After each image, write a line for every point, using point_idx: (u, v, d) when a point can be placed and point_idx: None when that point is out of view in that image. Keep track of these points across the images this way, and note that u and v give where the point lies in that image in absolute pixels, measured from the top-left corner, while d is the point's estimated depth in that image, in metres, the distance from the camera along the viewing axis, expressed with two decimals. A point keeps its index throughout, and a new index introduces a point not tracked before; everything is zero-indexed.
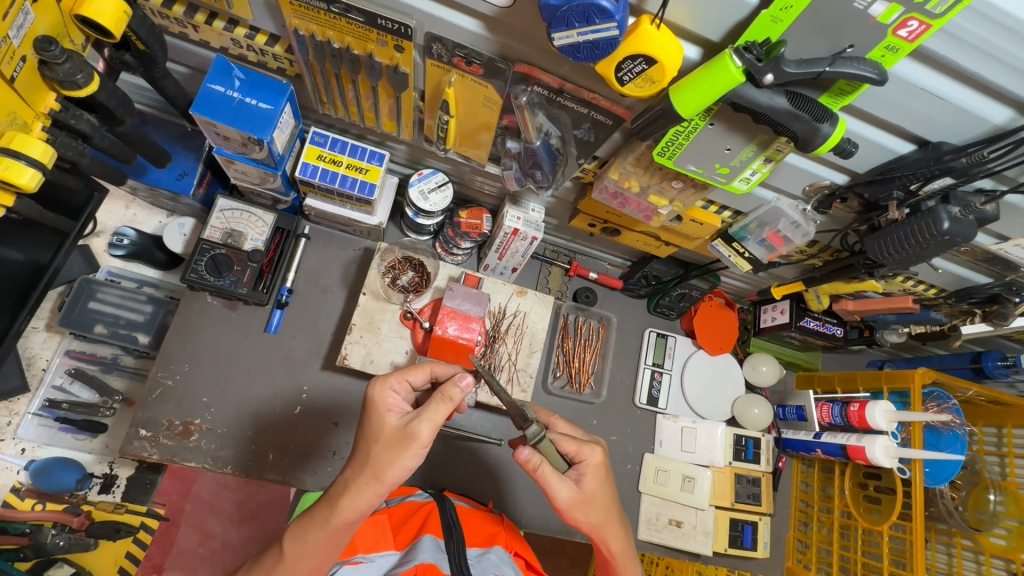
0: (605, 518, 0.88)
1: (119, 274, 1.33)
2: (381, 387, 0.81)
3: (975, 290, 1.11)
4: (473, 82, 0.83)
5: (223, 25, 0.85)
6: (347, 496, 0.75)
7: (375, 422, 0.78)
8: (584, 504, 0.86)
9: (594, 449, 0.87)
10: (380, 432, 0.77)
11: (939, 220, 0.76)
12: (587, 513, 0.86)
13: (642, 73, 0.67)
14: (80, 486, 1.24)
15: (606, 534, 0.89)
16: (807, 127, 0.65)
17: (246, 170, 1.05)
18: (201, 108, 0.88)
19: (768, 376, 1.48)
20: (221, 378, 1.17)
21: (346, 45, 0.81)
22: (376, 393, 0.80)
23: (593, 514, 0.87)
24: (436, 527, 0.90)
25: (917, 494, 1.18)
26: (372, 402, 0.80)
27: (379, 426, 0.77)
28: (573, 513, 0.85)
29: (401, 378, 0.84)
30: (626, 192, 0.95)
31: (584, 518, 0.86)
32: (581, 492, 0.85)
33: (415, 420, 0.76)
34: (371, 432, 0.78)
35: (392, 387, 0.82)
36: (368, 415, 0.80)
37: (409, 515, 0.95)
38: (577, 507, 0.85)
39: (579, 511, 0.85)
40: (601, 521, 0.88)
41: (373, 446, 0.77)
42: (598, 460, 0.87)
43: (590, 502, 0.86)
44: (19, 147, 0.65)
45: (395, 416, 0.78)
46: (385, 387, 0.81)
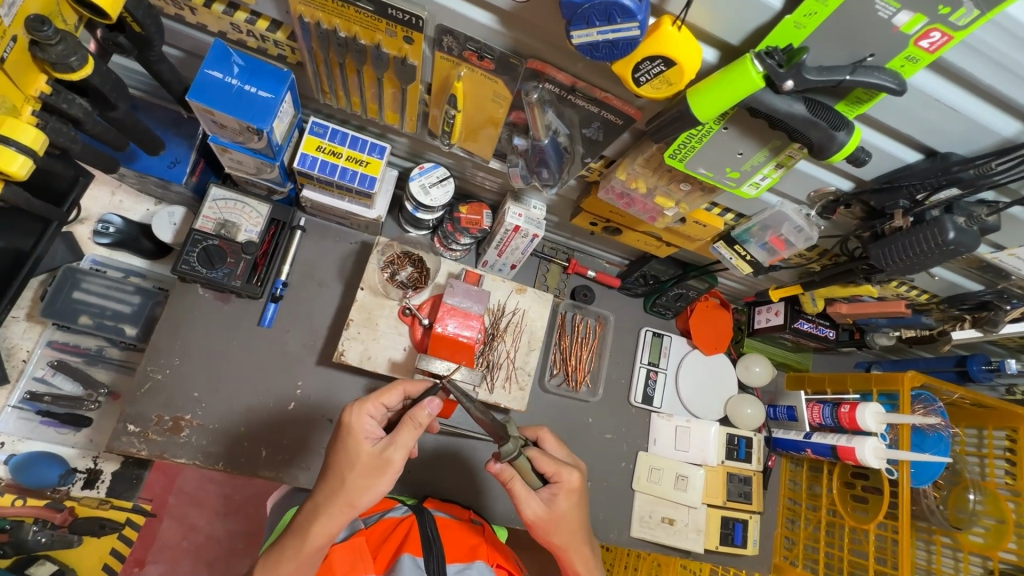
0: (569, 539, 0.88)
1: (105, 263, 1.28)
2: (358, 413, 0.83)
3: (967, 297, 1.13)
4: (484, 77, 0.81)
5: (223, 9, 0.82)
6: (319, 523, 0.78)
7: (351, 447, 0.81)
8: (560, 521, 0.87)
9: (572, 473, 0.87)
10: (354, 458, 0.80)
11: (944, 229, 0.77)
12: (553, 532, 0.86)
13: (660, 74, 0.66)
14: (63, 482, 1.20)
15: (574, 554, 0.88)
16: (823, 135, 0.64)
17: (241, 159, 1.02)
18: (198, 96, 0.85)
19: (761, 376, 1.49)
20: (213, 372, 1.14)
21: (352, 34, 0.79)
22: (352, 418, 0.83)
23: (562, 535, 0.87)
24: (416, 544, 0.90)
25: (905, 495, 1.20)
26: (348, 427, 0.82)
27: (354, 451, 0.80)
28: (540, 530, 0.86)
29: (375, 403, 0.86)
30: (632, 192, 0.94)
31: (550, 536, 0.87)
32: (551, 511, 0.86)
33: (389, 449, 0.80)
34: (346, 458, 0.80)
35: (368, 412, 0.84)
36: (343, 441, 0.82)
37: (388, 531, 0.94)
38: (546, 523, 0.86)
39: (550, 528, 0.86)
40: (568, 544, 0.88)
41: (347, 471, 0.80)
42: (571, 481, 0.88)
43: (566, 520, 0.87)
44: (11, 132, 0.61)
45: (370, 442, 0.81)
46: (362, 412, 0.84)
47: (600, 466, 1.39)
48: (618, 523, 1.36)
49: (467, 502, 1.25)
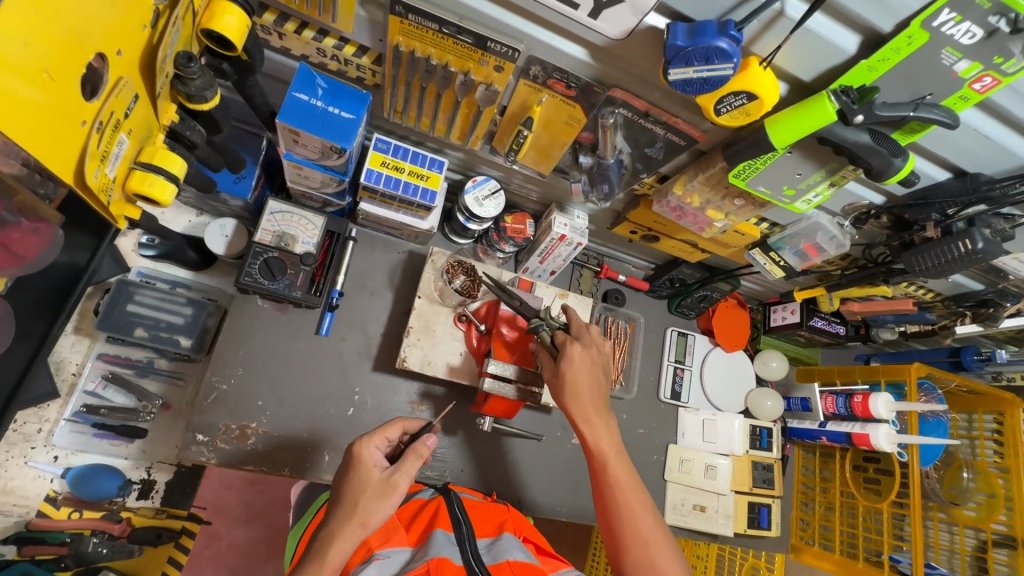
0: (586, 406, 0.96)
1: (151, 274, 1.30)
2: (366, 443, 0.88)
3: (969, 296, 1.26)
4: (564, 102, 0.87)
5: (313, 35, 0.85)
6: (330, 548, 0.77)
7: (359, 474, 0.84)
8: (566, 381, 0.96)
9: (575, 340, 0.97)
10: (367, 482, 0.83)
11: (972, 240, 0.86)
12: (571, 386, 0.96)
13: (741, 106, 0.74)
14: (121, 493, 1.22)
15: (590, 423, 0.96)
16: (883, 161, 0.74)
17: (310, 175, 1.06)
18: (287, 117, 0.89)
19: (778, 371, 1.61)
20: (275, 381, 1.17)
21: (443, 62, 0.84)
22: (361, 449, 0.87)
23: (571, 399, 0.96)
24: (447, 522, 0.93)
25: (916, 476, 1.32)
26: (357, 456, 0.86)
27: (363, 478, 0.84)
28: (557, 394, 0.97)
29: (379, 438, 0.91)
30: (687, 206, 1.02)
31: (569, 401, 0.96)
32: (572, 373, 0.96)
33: (399, 474, 0.85)
34: (358, 485, 0.83)
35: (375, 443, 0.89)
36: (353, 470, 0.85)
37: (413, 512, 0.97)
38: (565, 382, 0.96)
39: (566, 381, 0.96)
40: (578, 407, 0.96)
41: (359, 497, 0.82)
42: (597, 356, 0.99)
43: (573, 380, 0.95)
44: (160, 161, 0.66)
45: (378, 469, 0.86)
46: (370, 443, 0.89)
47: (635, 458, 1.47)
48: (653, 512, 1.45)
49: (517, 498, 1.32)
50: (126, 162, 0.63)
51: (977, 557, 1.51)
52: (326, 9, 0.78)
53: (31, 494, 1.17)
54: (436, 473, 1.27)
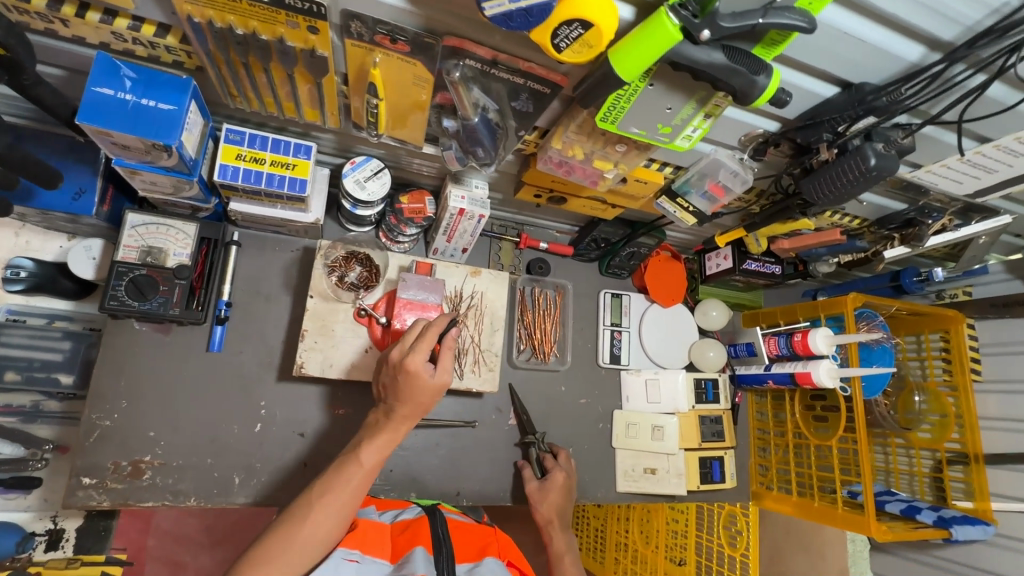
0: (549, 518, 1.20)
1: (22, 311, 1.17)
2: (418, 353, 0.93)
3: (892, 218, 1.21)
4: (401, 60, 0.77)
5: (99, 17, 0.73)
6: (378, 437, 0.93)
7: (413, 382, 0.92)
8: (548, 503, 1.21)
9: (560, 474, 1.23)
10: (421, 391, 0.92)
11: (866, 157, 0.79)
12: (543, 505, 1.20)
13: (580, 37, 0.64)
14: (22, 548, 1.12)
15: (554, 531, 1.18)
16: (745, 81, 0.65)
17: (155, 180, 0.94)
18: (90, 117, 0.77)
19: (718, 320, 1.56)
20: (165, 409, 1.08)
21: (250, 30, 0.73)
22: (412, 362, 0.92)
23: (547, 505, 1.20)
24: (428, 540, 0.91)
25: (859, 408, 1.29)
26: (409, 370, 0.92)
27: (420, 386, 0.92)
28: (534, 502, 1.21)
29: (431, 343, 0.95)
30: (571, 160, 0.93)
31: (546, 507, 1.20)
32: (551, 483, 1.22)
33: (443, 377, 0.94)
34: (410, 390, 0.92)
35: (417, 353, 0.93)
36: (404, 379, 0.92)
37: (397, 529, 0.97)
38: (548, 492, 1.21)
39: (547, 496, 1.21)
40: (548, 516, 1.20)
41: (410, 400, 0.93)
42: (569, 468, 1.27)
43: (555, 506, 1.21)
44: None
45: (429, 375, 0.93)
46: (421, 354, 0.93)
47: (580, 430, 1.43)
48: (605, 481, 1.41)
49: (455, 489, 1.27)
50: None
51: (934, 478, 1.50)
52: None
53: None
54: None
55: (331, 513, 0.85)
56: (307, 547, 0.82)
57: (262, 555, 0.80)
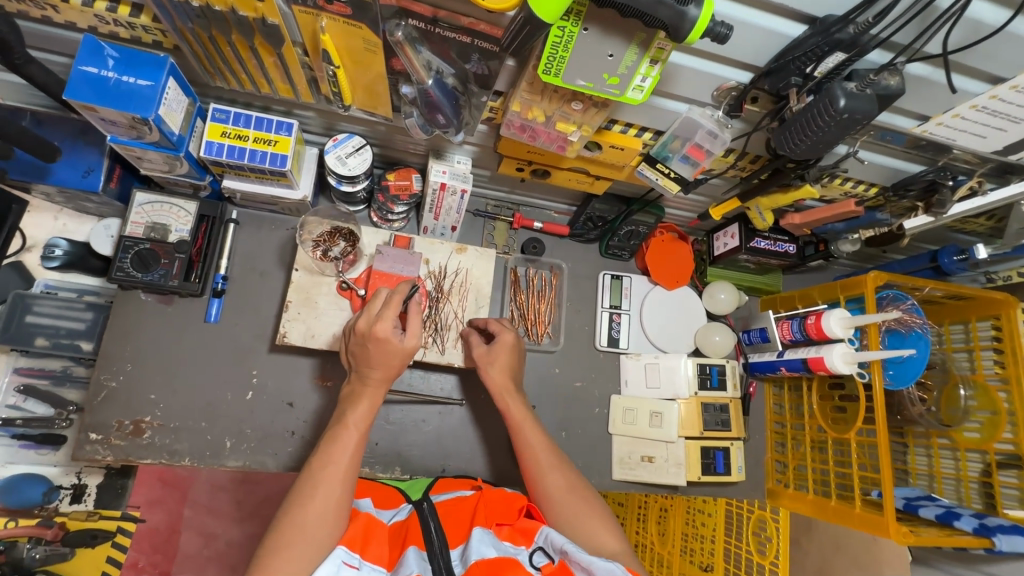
0: (503, 384, 1.09)
1: (58, 286, 1.30)
2: (385, 320, 0.92)
3: (912, 181, 1.07)
4: (347, 24, 0.79)
5: (81, 1, 0.81)
6: (357, 405, 0.93)
7: (383, 349, 0.92)
8: (490, 361, 1.12)
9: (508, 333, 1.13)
10: (391, 356, 0.93)
11: (834, 98, 0.72)
12: (492, 370, 1.10)
13: None
14: (48, 499, 1.25)
15: (510, 397, 1.08)
16: (672, 12, 0.61)
17: (153, 158, 1.03)
18: (77, 93, 0.85)
19: (727, 303, 1.47)
20: (165, 374, 1.16)
21: (205, 3, 0.78)
22: (379, 329, 0.92)
23: (495, 375, 1.10)
24: (420, 538, 0.88)
25: (878, 397, 1.16)
26: (377, 337, 0.92)
27: (389, 350, 0.93)
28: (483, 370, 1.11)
29: (398, 308, 0.95)
30: (531, 123, 0.92)
31: (493, 375, 1.10)
32: (497, 348, 1.12)
33: (413, 341, 0.94)
34: (381, 356, 0.93)
35: (382, 318, 0.93)
36: (373, 346, 0.93)
37: (389, 532, 0.92)
38: (493, 357, 1.12)
39: (494, 361, 1.11)
40: (501, 386, 1.09)
41: (381, 364, 0.94)
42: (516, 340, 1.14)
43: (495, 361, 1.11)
44: None
45: (399, 339, 0.93)
46: (388, 320, 0.93)
47: (574, 414, 1.38)
48: (599, 468, 1.36)
49: (440, 466, 1.27)
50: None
51: (983, 483, 1.32)
52: None
53: None
54: None
55: (336, 485, 0.84)
56: (320, 527, 0.80)
57: (279, 541, 0.78)
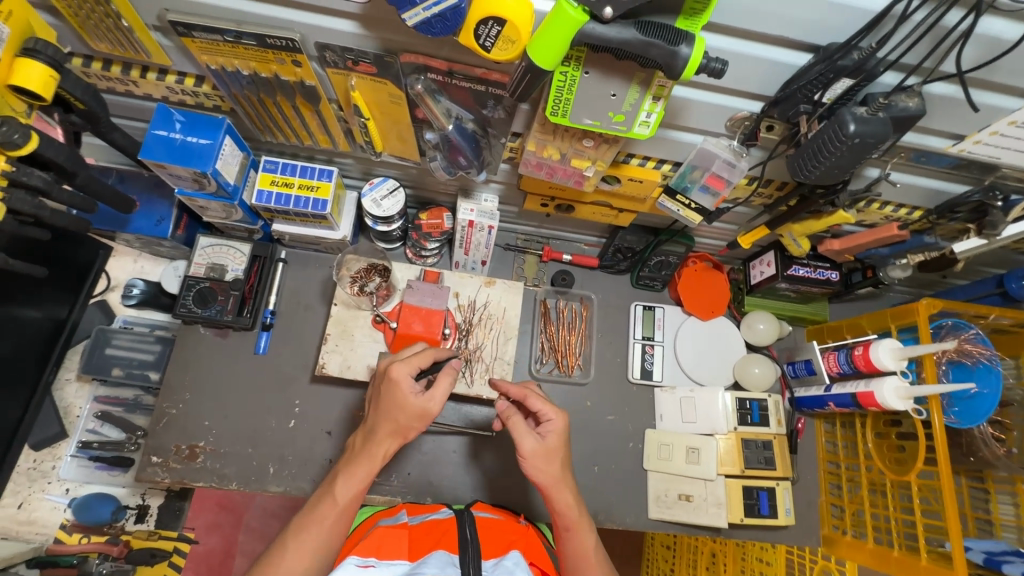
0: (557, 476, 0.95)
1: (134, 321, 1.45)
2: (403, 363, 0.92)
3: (957, 203, 1.00)
4: (374, 81, 0.87)
5: (155, 76, 0.94)
6: (359, 460, 0.91)
7: (395, 396, 0.90)
8: (553, 452, 0.95)
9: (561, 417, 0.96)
10: (399, 406, 0.89)
11: (844, 122, 0.70)
12: (541, 466, 0.94)
13: (500, 35, 0.68)
14: (116, 517, 1.35)
15: (562, 489, 0.94)
16: (665, 53, 0.63)
17: (210, 206, 1.15)
18: (150, 154, 0.98)
19: (768, 334, 1.41)
20: (219, 402, 1.26)
21: (253, 70, 0.89)
22: (397, 372, 0.91)
23: (552, 468, 0.94)
24: (452, 543, 0.91)
25: (940, 435, 1.06)
26: (393, 380, 0.91)
27: (400, 401, 0.90)
28: (531, 462, 0.94)
29: (421, 359, 0.95)
30: (548, 161, 0.96)
31: (539, 472, 0.94)
32: (543, 447, 0.94)
33: (427, 403, 0.90)
34: (391, 407, 0.90)
35: (403, 364, 0.92)
36: (386, 390, 0.91)
37: (425, 531, 0.97)
38: (537, 456, 0.94)
39: (538, 461, 0.94)
40: (553, 479, 0.94)
41: (389, 416, 0.90)
42: (564, 421, 0.97)
43: (558, 450, 0.96)
44: None
45: (414, 394, 0.90)
46: (406, 366, 0.92)
47: (607, 448, 1.35)
48: (635, 505, 1.31)
49: (470, 498, 1.27)
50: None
51: None
52: (137, 47, 0.86)
53: (48, 523, 1.35)
54: (381, 478, 1.26)
55: (322, 533, 0.85)
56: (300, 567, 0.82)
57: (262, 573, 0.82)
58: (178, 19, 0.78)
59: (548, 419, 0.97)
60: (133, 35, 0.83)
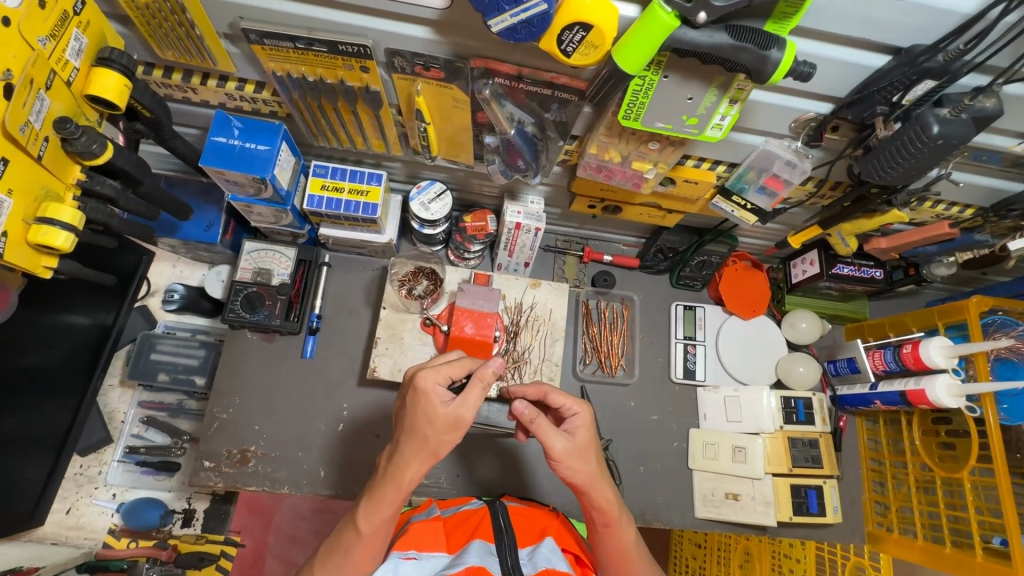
0: (593, 473, 0.87)
1: (175, 326, 1.46)
2: (433, 371, 0.83)
3: (1014, 201, 1.00)
4: (440, 86, 0.87)
5: (216, 83, 0.95)
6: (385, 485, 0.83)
7: (423, 409, 0.81)
8: (586, 451, 0.87)
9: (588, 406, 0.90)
10: (429, 420, 0.80)
11: (927, 124, 0.71)
12: (576, 464, 0.86)
13: (583, 40, 0.68)
14: (164, 522, 1.36)
15: (600, 486, 0.87)
16: (755, 57, 0.64)
17: (262, 212, 1.16)
18: (209, 160, 0.98)
19: (809, 332, 1.41)
20: (268, 406, 1.26)
21: (317, 76, 0.89)
22: (424, 381, 0.82)
23: (587, 466, 0.87)
24: (488, 532, 0.94)
25: (995, 432, 1.07)
26: (421, 391, 0.81)
27: (429, 415, 0.81)
28: (565, 463, 0.86)
29: (455, 368, 0.85)
30: (608, 163, 0.96)
31: (572, 472, 0.86)
32: (575, 446, 0.86)
33: (459, 411, 0.81)
34: (419, 423, 0.81)
35: (429, 373, 0.82)
36: (412, 403, 0.82)
37: (458, 520, 0.99)
38: (571, 457, 0.86)
39: (573, 461, 0.86)
40: (589, 478, 0.87)
41: (418, 432, 0.81)
42: (589, 413, 0.90)
43: (591, 449, 0.88)
44: (53, 214, 0.75)
45: (443, 405, 0.81)
46: (435, 374, 0.82)
47: (652, 448, 1.35)
48: (681, 504, 1.32)
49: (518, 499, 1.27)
50: (18, 219, 0.72)
51: None
52: (204, 54, 0.86)
53: (97, 528, 1.35)
54: (430, 480, 1.26)
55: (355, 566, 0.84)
56: None
57: None
58: (251, 27, 0.78)
59: (574, 413, 0.90)
60: (203, 42, 0.83)
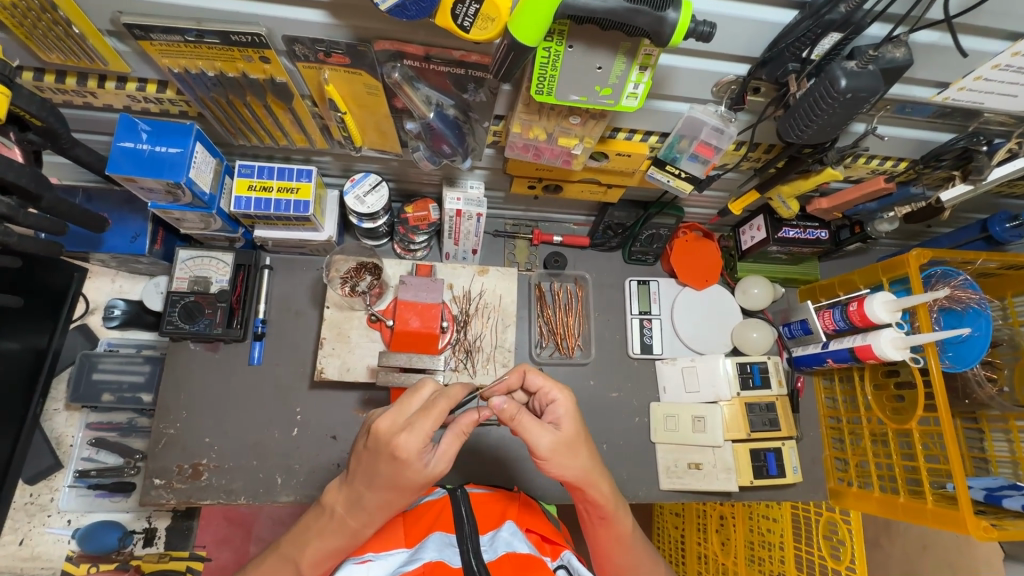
0: (587, 469, 0.83)
1: (119, 343, 1.40)
2: (414, 434, 0.75)
3: (943, 151, 1.00)
4: (348, 73, 0.83)
5: (115, 85, 0.89)
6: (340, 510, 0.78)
7: (403, 475, 0.75)
8: (574, 445, 0.82)
9: (564, 390, 0.85)
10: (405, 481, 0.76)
11: (835, 79, 0.71)
12: (568, 464, 0.82)
13: (478, 12, 0.65)
14: (123, 543, 1.32)
15: (596, 480, 0.84)
16: (652, 19, 0.61)
17: (186, 218, 1.10)
18: (117, 167, 0.93)
19: (761, 299, 1.41)
20: (218, 417, 1.23)
21: (219, 71, 0.84)
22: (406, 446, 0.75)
23: (580, 460, 0.83)
24: (448, 522, 0.89)
25: (937, 381, 1.08)
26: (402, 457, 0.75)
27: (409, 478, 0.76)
28: (554, 461, 0.82)
29: (438, 422, 0.77)
30: (534, 142, 0.93)
31: (562, 469, 0.82)
32: (562, 439, 0.82)
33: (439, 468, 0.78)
34: (391, 478, 0.77)
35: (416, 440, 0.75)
36: (388, 464, 0.76)
37: (422, 510, 0.94)
38: (557, 454, 0.81)
39: (561, 458, 0.82)
40: (584, 472, 0.83)
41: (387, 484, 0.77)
42: (571, 400, 0.85)
43: (579, 440, 0.83)
44: None
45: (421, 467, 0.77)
46: (419, 436, 0.75)
47: (613, 425, 1.35)
48: (646, 478, 1.32)
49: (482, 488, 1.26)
50: None
51: None
52: (91, 54, 0.81)
53: (53, 556, 1.31)
54: None
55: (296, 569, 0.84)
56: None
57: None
58: (133, 21, 0.74)
59: (555, 402, 0.85)
60: (86, 41, 0.78)
